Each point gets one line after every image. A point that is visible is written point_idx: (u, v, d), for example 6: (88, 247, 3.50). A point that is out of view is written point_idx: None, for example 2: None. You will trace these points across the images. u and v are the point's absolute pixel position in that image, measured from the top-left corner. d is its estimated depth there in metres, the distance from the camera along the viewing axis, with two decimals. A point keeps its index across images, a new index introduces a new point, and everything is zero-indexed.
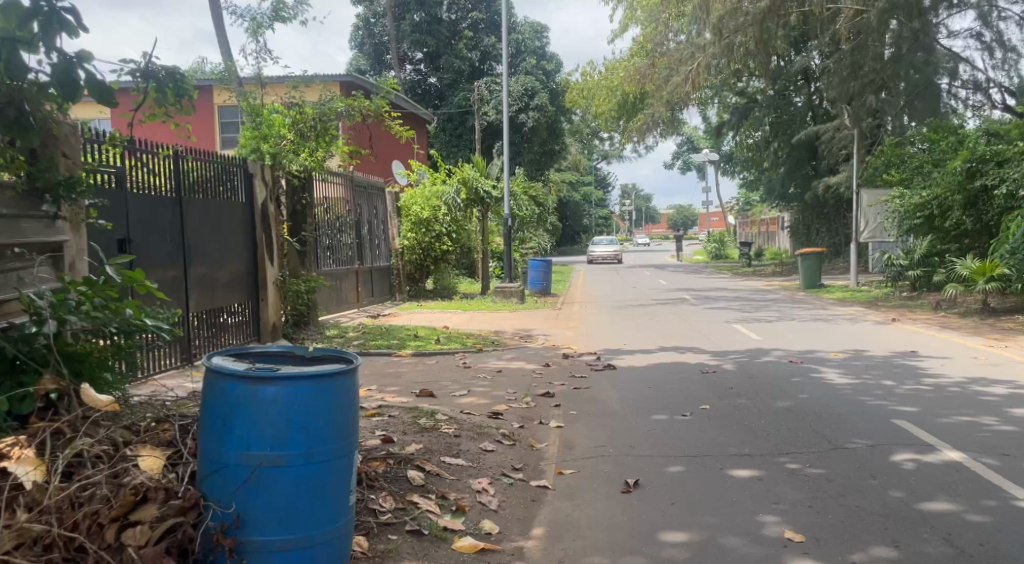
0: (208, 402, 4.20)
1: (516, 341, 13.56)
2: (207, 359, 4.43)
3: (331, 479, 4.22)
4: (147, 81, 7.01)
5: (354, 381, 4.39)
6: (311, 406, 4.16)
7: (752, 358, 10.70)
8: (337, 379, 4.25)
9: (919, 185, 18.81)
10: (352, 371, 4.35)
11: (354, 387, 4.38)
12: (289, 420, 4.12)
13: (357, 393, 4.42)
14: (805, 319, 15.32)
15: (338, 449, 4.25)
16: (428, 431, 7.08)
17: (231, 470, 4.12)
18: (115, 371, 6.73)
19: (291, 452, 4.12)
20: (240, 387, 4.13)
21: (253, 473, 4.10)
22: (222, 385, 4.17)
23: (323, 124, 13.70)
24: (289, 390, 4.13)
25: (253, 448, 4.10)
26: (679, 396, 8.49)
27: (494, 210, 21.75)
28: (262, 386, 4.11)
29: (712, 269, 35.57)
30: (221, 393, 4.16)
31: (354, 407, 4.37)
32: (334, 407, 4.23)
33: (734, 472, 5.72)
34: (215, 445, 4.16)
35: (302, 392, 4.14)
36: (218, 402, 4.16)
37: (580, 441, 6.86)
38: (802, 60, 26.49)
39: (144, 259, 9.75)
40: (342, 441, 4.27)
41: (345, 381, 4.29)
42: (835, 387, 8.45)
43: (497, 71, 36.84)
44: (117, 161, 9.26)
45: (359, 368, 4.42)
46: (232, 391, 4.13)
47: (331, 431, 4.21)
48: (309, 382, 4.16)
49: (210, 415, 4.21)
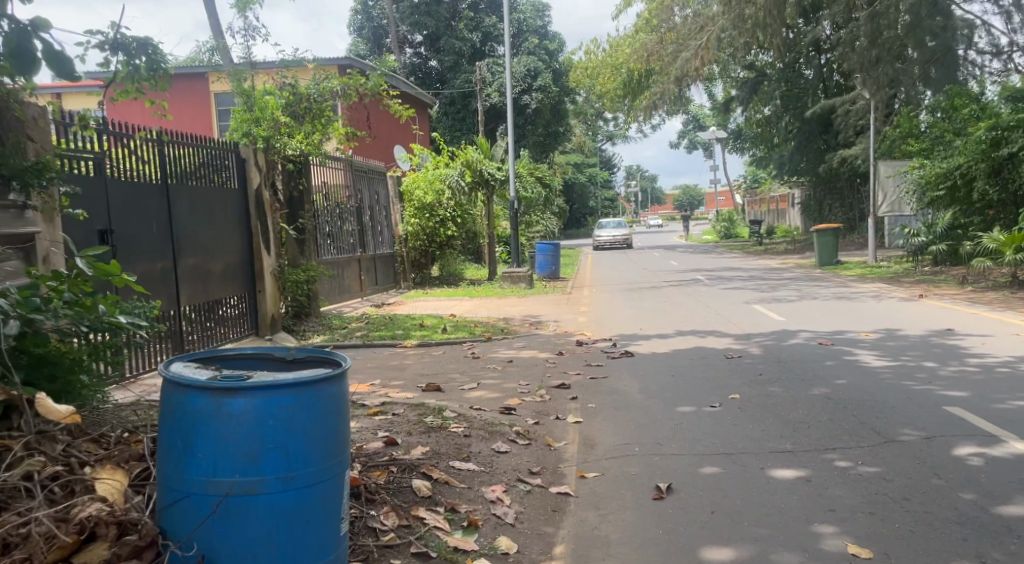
0: (167, 417, 3.65)
1: (527, 328, 12.94)
2: (167, 366, 3.88)
3: (316, 505, 3.67)
4: (116, 54, 6.69)
5: (344, 387, 3.83)
6: (289, 420, 3.60)
7: (778, 340, 10.07)
8: (319, 388, 3.68)
9: (940, 157, 18.09)
10: (340, 377, 3.79)
11: (344, 395, 3.82)
12: (262, 437, 3.56)
13: (348, 401, 3.86)
14: (826, 297, 14.66)
15: (324, 468, 3.69)
16: (435, 431, 6.47)
17: (196, 500, 3.57)
18: (91, 373, 6.20)
19: (267, 475, 3.57)
20: (202, 400, 3.58)
21: (220, 503, 3.55)
22: (182, 397, 3.63)
23: (318, 105, 13.36)
24: (261, 402, 3.57)
25: (220, 474, 3.55)
26: (705, 385, 7.86)
27: (498, 194, 20.99)
28: (229, 398, 3.56)
29: (723, 249, 34.91)
30: (181, 405, 3.61)
31: (345, 419, 3.83)
32: (320, 421, 3.67)
33: (777, 471, 5.10)
34: (175, 470, 3.61)
35: (277, 404, 3.58)
36: (178, 418, 3.62)
37: (602, 439, 6.25)
38: (813, 30, 25.76)
39: (128, 250, 9.14)
40: (327, 460, 3.71)
41: (329, 389, 3.73)
42: (873, 371, 7.81)
43: (498, 52, 36.10)
44: (96, 145, 8.70)
45: (346, 373, 3.84)
46: (195, 403, 3.58)
47: (316, 449, 3.66)
48: (286, 391, 3.60)
49: (169, 434, 3.66)
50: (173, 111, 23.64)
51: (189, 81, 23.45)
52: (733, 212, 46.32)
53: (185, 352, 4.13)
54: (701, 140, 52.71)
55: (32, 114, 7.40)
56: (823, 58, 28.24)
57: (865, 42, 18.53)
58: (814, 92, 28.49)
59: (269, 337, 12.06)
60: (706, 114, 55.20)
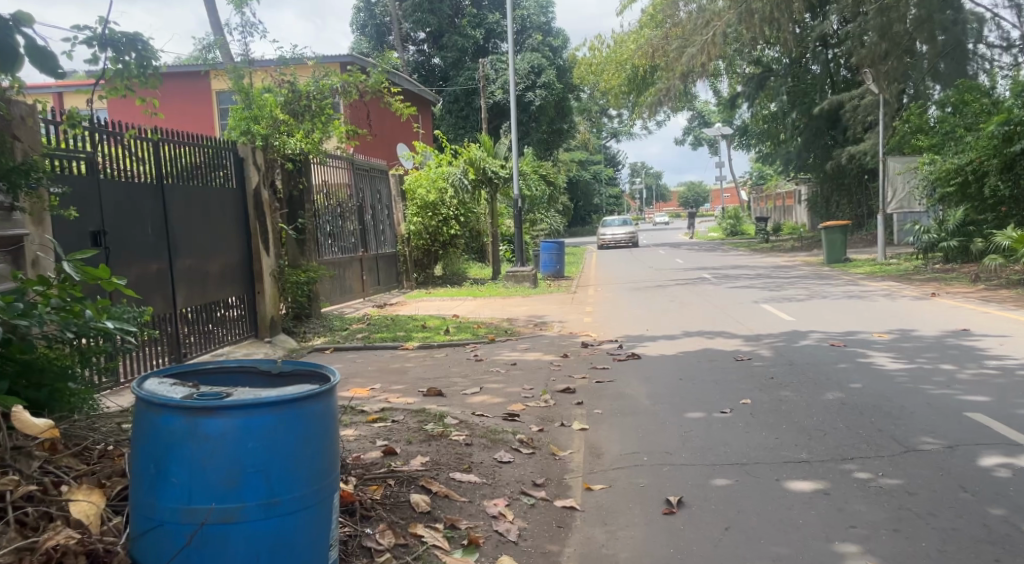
0: (140, 438, 3.54)
1: (531, 329, 12.72)
2: (140, 384, 3.76)
3: (299, 531, 3.56)
4: (105, 50, 6.51)
5: (330, 405, 3.74)
6: (269, 440, 3.49)
7: (788, 342, 9.82)
8: (303, 407, 3.58)
9: (951, 152, 17.81)
10: (324, 395, 3.69)
11: (330, 413, 3.72)
12: (242, 460, 3.45)
13: (334, 418, 3.76)
14: (836, 296, 14.41)
15: (307, 491, 3.58)
16: (436, 439, 6.24)
17: (170, 528, 3.45)
18: (80, 380, 5.99)
19: (247, 500, 3.46)
20: (177, 421, 3.46)
21: (197, 532, 3.43)
22: (155, 417, 3.51)
23: (318, 103, 13.12)
24: (239, 423, 3.46)
25: (196, 500, 3.43)
26: (715, 389, 7.62)
27: (502, 191, 20.81)
28: (206, 418, 3.45)
29: (729, 247, 34.63)
30: (154, 426, 3.49)
31: (331, 438, 3.72)
32: (302, 441, 3.57)
33: (794, 483, 4.86)
34: (149, 496, 3.49)
35: (257, 424, 3.48)
36: (151, 441, 3.50)
37: (609, 447, 6.02)
38: (820, 25, 25.49)
39: (122, 252, 8.92)
40: (311, 483, 3.60)
41: (313, 408, 3.62)
42: (889, 375, 7.57)
43: (501, 49, 35.83)
44: (88, 144, 8.47)
45: (333, 390, 3.74)
46: (168, 424, 3.47)
47: (300, 471, 3.56)
48: (266, 410, 3.49)
49: (141, 457, 3.54)
50: (176, 111, 23.44)
51: (190, 80, 23.25)
52: (739, 209, 46.06)
53: (163, 367, 4.02)
54: (707, 136, 52.37)
55: (19, 113, 7.20)
56: (831, 52, 27.94)
57: (874, 36, 18.31)
58: (821, 87, 28.23)
59: (268, 339, 11.82)
60: (711, 111, 54.93)
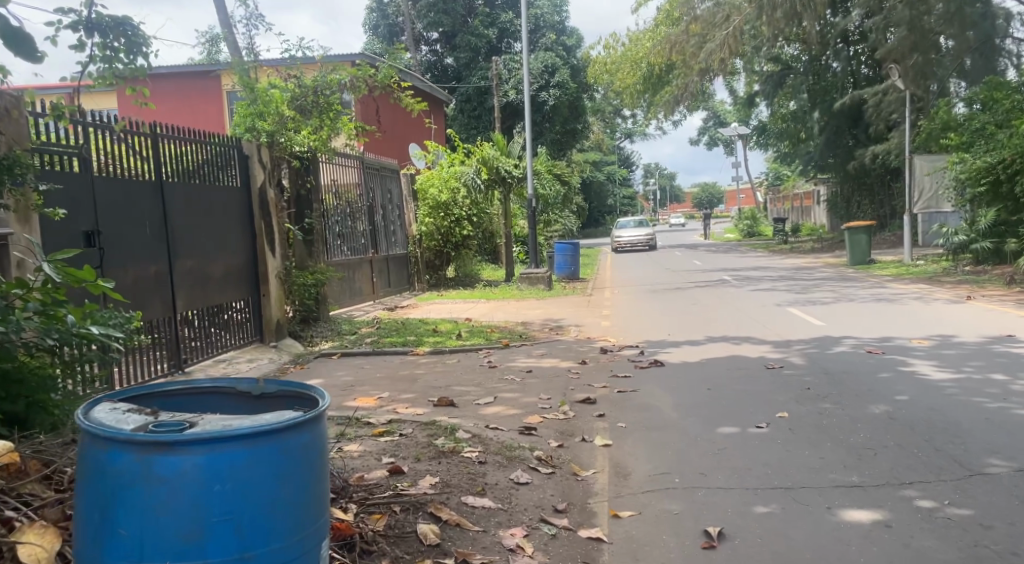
0: (86, 479, 3.22)
1: (546, 334, 12.20)
2: (86, 411, 3.43)
3: None
4: (92, 35, 6.13)
5: (314, 435, 3.42)
6: (240, 479, 3.17)
7: (822, 348, 9.32)
8: (279, 441, 3.26)
9: (980, 151, 17.24)
10: (304, 426, 3.36)
11: (312, 444, 3.40)
12: (205, 503, 3.13)
13: (319, 451, 3.44)
14: (866, 299, 13.85)
15: (285, 537, 3.26)
16: (447, 456, 5.73)
17: None
18: (63, 391, 5.55)
19: (212, 553, 3.14)
20: (128, 459, 3.14)
21: None
22: (102, 454, 3.20)
23: (324, 100, 12.61)
24: (201, 461, 3.15)
25: (150, 553, 3.11)
26: (748, 401, 7.13)
27: (516, 191, 20.27)
28: (164, 456, 3.13)
29: (747, 248, 34.04)
30: (100, 465, 3.18)
31: (316, 474, 3.41)
32: (279, 479, 3.25)
33: (849, 512, 4.40)
34: (95, 546, 3.17)
35: (223, 462, 3.16)
36: (99, 482, 3.18)
37: (637, 467, 5.53)
38: (841, 21, 24.91)
39: (115, 253, 8.39)
40: (287, 529, 3.27)
41: (291, 443, 3.30)
42: (937, 386, 7.10)
43: (515, 48, 35.33)
44: (77, 139, 7.95)
45: (317, 420, 3.42)
46: (116, 462, 3.15)
47: (275, 516, 3.24)
48: (235, 445, 3.18)
49: (88, 501, 3.22)
50: (187, 111, 23.10)
51: (201, 79, 22.89)
52: (757, 210, 45.40)
53: (123, 390, 3.72)
54: (723, 136, 51.58)
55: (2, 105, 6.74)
56: (852, 49, 27.31)
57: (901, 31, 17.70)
58: (843, 86, 27.59)
59: (274, 344, 11.32)
60: (727, 111, 54.38)
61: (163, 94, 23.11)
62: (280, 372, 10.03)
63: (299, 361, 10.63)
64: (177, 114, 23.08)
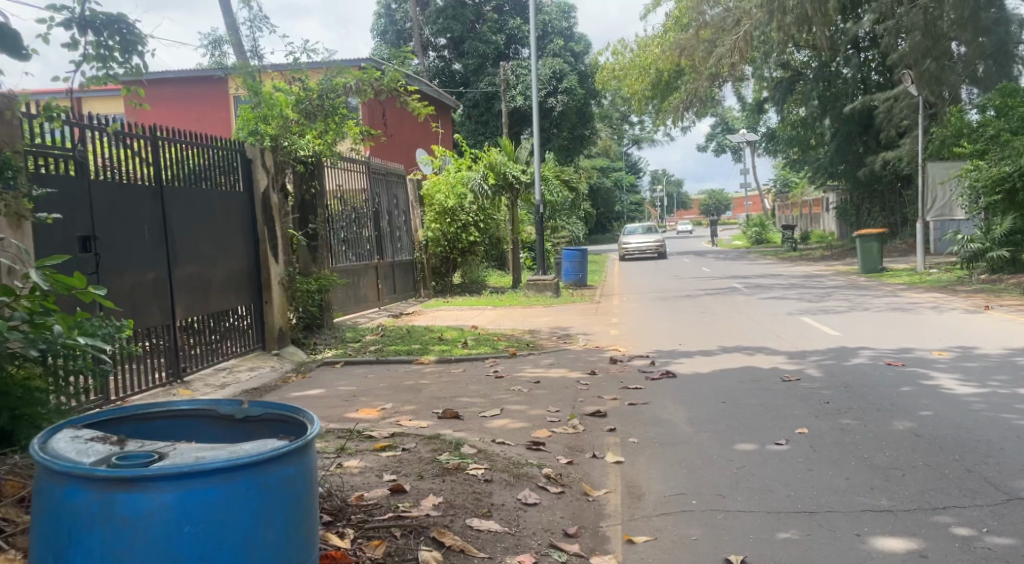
0: (44, 516, 3.13)
1: (554, 342, 11.95)
2: (42, 442, 3.34)
3: None
4: (85, 33, 5.90)
5: (298, 467, 3.34)
6: (211, 518, 3.09)
7: (840, 359, 9.09)
8: (256, 477, 3.19)
9: (996, 159, 16.96)
10: (289, 459, 3.30)
11: (295, 477, 3.32)
12: (173, 544, 3.05)
13: (303, 483, 3.37)
14: (881, 308, 13.59)
15: None
16: (450, 474, 5.47)
17: None
18: (52, 403, 5.34)
19: None
20: (88, 497, 3.05)
21: None
22: (61, 490, 3.11)
23: (330, 104, 12.33)
24: (168, 498, 3.06)
25: None
26: (764, 415, 6.89)
27: (523, 197, 20.02)
28: (129, 494, 3.04)
29: (755, 255, 33.76)
30: (58, 501, 3.10)
31: (298, 508, 3.33)
32: (258, 516, 3.18)
33: (880, 542, 4.25)
34: None
35: (194, 501, 3.08)
36: (59, 520, 3.09)
37: (651, 487, 5.31)
38: (852, 27, 24.65)
39: (112, 259, 8.13)
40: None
41: (268, 478, 3.22)
42: (963, 402, 6.89)
43: (523, 55, 35.16)
44: (74, 142, 7.71)
45: (298, 451, 3.34)
46: (73, 499, 3.07)
47: (251, 554, 3.17)
48: (208, 480, 3.10)
49: (48, 538, 3.13)
50: (193, 115, 22.88)
51: (208, 83, 22.72)
52: (765, 217, 45.06)
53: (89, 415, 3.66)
54: (731, 142, 51.36)
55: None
56: (863, 55, 27.12)
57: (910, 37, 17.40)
58: (855, 92, 27.30)
59: (276, 352, 11.05)
60: (735, 118, 54.17)
61: (169, 97, 22.87)
62: (281, 381, 9.76)
63: (301, 370, 10.35)
64: (183, 118, 22.84)
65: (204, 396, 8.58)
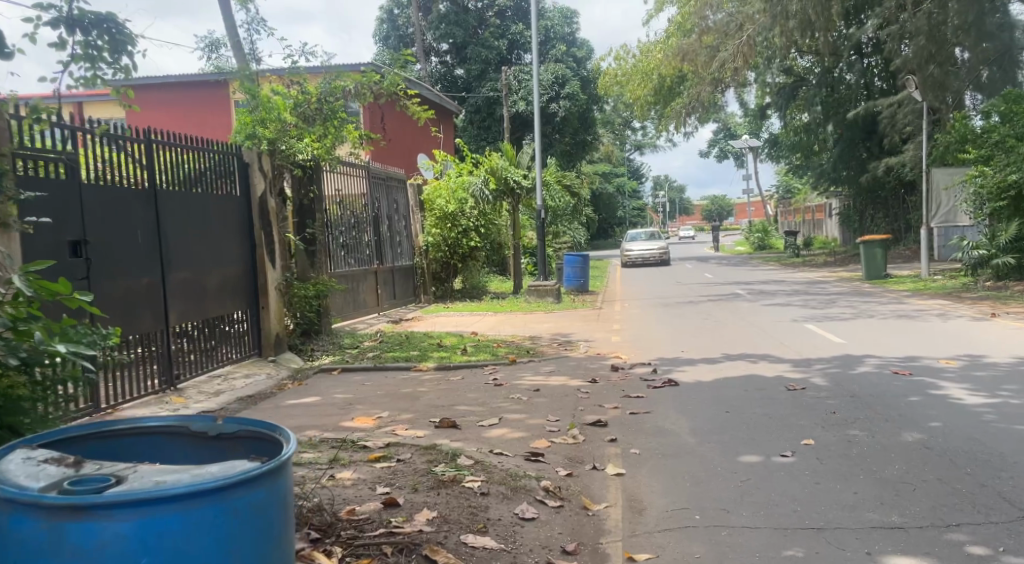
0: None
1: (554, 349, 11.76)
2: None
3: None
4: (73, 32, 5.74)
5: (269, 492, 3.31)
6: (170, 547, 3.09)
7: (845, 367, 8.93)
8: (219, 504, 3.16)
9: (1000, 165, 17.27)
10: (258, 482, 3.27)
11: (265, 501, 3.29)
12: None
13: (274, 507, 3.34)
14: (887, 315, 13.42)
15: None
16: (446, 486, 5.31)
17: None
18: (37, 412, 5.17)
19: None
20: (40, 525, 3.06)
21: None
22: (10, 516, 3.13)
23: (330, 107, 12.12)
24: (123, 526, 3.05)
25: None
26: (769, 425, 6.73)
27: (525, 202, 19.86)
28: (83, 523, 3.04)
29: (757, 261, 33.58)
30: (7, 527, 3.12)
31: (269, 533, 3.31)
32: (222, 544, 3.17)
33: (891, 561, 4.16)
34: None
35: (153, 529, 3.07)
36: (11, 546, 3.11)
37: (653, 500, 5.16)
38: (854, 33, 24.48)
39: (104, 264, 7.98)
40: None
41: (234, 503, 3.20)
42: (973, 412, 6.74)
43: (525, 60, 35.04)
44: (65, 145, 7.55)
45: (268, 475, 3.31)
46: (23, 526, 3.08)
47: None
48: (167, 507, 3.09)
49: None
50: (194, 119, 22.77)
51: (209, 88, 22.58)
52: (768, 223, 44.84)
53: (53, 432, 3.67)
54: (734, 147, 51.20)
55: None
56: (866, 61, 26.94)
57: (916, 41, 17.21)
58: (858, 98, 27.14)
59: (272, 358, 10.83)
60: (737, 123, 54.05)
61: (169, 102, 22.72)
62: (277, 388, 9.58)
63: (297, 378, 10.15)
64: (184, 123, 22.75)
65: (198, 404, 8.41)
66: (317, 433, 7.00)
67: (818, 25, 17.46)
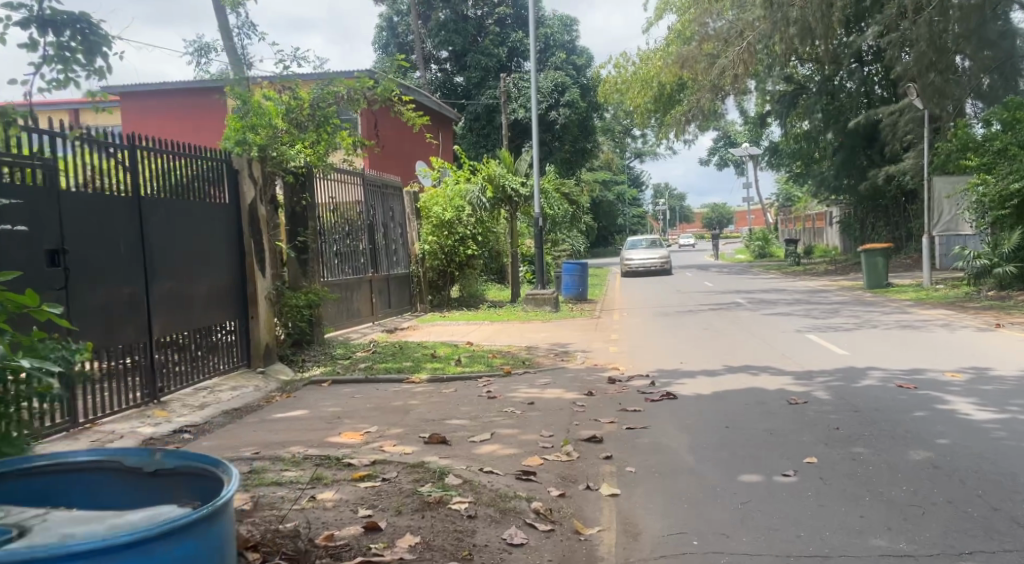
0: None
1: (550, 360, 11.49)
2: None
3: None
4: (44, 32, 5.51)
5: (199, 540, 3.45)
6: None
7: (850, 380, 8.66)
8: (142, 556, 3.30)
9: (1003, 174, 16.94)
10: (186, 532, 3.41)
11: (193, 550, 3.43)
12: None
13: (204, 554, 3.48)
14: (891, 325, 13.15)
15: None
16: (432, 508, 5.06)
17: None
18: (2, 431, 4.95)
19: None
20: None
21: None
22: None
23: (322, 113, 11.86)
24: None
25: None
26: (772, 441, 6.48)
27: (523, 209, 19.60)
28: None
29: (758, 269, 33.31)
30: None
31: None
32: None
33: None
34: None
35: None
36: None
37: (649, 524, 4.98)
38: (855, 40, 24.27)
39: (84, 274, 7.75)
40: None
41: (159, 552, 3.33)
42: (982, 428, 6.50)
43: (524, 68, 34.87)
44: (42, 151, 7.33)
45: (199, 524, 3.45)
46: None
47: None
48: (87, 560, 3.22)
49: None
50: (187, 125, 22.57)
51: (203, 95, 22.35)
52: (769, 231, 44.55)
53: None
54: (735, 155, 50.95)
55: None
56: (868, 69, 26.57)
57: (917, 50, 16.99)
58: (859, 106, 26.92)
59: (261, 369, 10.54)
60: (738, 131, 53.84)
61: (164, 107, 22.58)
62: (265, 401, 9.31)
63: (285, 390, 9.89)
64: (176, 129, 22.58)
65: (182, 417, 8.15)
66: (302, 449, 6.74)
67: (819, 33, 17.15)
